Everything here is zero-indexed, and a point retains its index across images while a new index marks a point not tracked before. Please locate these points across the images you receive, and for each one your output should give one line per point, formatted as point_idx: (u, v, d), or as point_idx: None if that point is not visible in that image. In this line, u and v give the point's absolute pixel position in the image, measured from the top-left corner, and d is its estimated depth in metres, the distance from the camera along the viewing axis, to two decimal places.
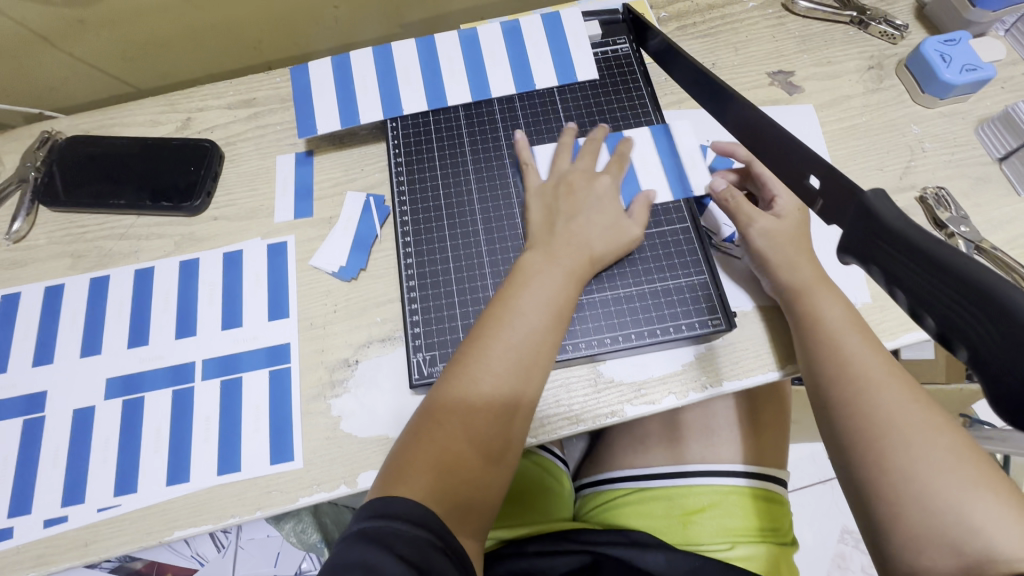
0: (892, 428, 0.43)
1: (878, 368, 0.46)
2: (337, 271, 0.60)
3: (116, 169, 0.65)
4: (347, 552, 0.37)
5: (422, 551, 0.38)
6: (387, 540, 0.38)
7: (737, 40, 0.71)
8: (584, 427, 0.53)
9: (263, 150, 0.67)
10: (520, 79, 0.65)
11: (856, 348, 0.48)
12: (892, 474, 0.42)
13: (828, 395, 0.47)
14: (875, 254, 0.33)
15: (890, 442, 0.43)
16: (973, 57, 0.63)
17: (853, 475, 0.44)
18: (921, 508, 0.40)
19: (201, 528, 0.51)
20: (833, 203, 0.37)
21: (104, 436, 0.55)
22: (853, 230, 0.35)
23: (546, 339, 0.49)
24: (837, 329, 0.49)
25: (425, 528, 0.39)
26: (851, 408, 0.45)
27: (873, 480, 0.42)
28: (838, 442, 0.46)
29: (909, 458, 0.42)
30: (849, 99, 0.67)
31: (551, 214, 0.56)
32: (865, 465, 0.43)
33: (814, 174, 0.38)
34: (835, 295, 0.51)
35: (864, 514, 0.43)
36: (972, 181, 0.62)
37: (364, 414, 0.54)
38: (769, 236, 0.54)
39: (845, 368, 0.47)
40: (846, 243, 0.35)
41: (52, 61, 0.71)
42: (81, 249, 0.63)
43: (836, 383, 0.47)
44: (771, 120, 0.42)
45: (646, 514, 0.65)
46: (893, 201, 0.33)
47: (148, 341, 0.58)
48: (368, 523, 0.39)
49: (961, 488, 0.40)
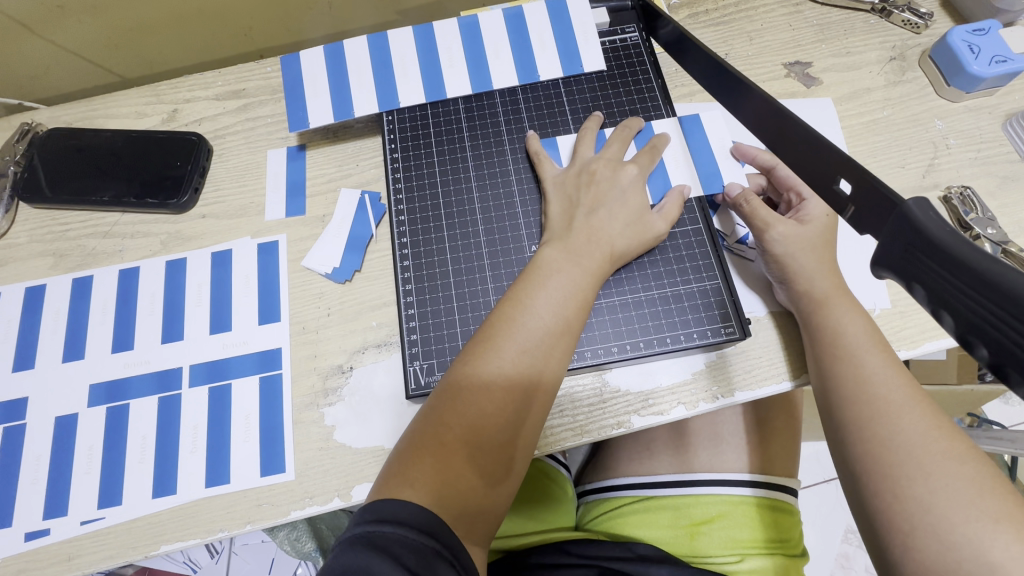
0: (909, 456, 0.40)
1: (898, 388, 0.44)
2: (330, 273, 0.57)
3: (99, 164, 0.62)
4: (348, 558, 0.35)
5: (428, 561, 0.35)
6: (392, 548, 0.35)
7: (752, 29, 0.67)
8: (589, 439, 0.50)
9: (253, 144, 0.64)
10: (522, 69, 0.62)
11: (877, 366, 0.45)
12: (906, 503, 0.39)
13: (844, 415, 0.45)
14: (916, 270, 0.31)
15: (906, 470, 0.40)
16: (1003, 47, 0.59)
17: (866, 503, 0.41)
18: (937, 541, 0.37)
19: (189, 542, 0.49)
20: (870, 211, 0.35)
21: (87, 446, 0.52)
22: (893, 243, 0.32)
23: (560, 340, 0.47)
24: (856, 344, 0.47)
25: (433, 538, 0.37)
26: (869, 431, 0.43)
27: (886, 510, 0.40)
28: (852, 464, 0.43)
29: (927, 486, 0.39)
30: (870, 92, 0.64)
31: (571, 206, 0.54)
32: (878, 491, 0.41)
33: (845, 178, 0.36)
34: (856, 309, 0.49)
35: (876, 543, 0.41)
36: (998, 179, 0.59)
37: (359, 424, 0.52)
38: (790, 241, 0.51)
39: (864, 388, 0.45)
40: (884, 257, 0.33)
41: (33, 49, 0.68)
42: (63, 248, 0.60)
43: (853, 403, 0.44)
44: (795, 115, 0.39)
45: (652, 524, 0.63)
46: (938, 211, 0.30)
47: (134, 345, 0.56)
48: (371, 526, 0.36)
49: (983, 521, 0.37)
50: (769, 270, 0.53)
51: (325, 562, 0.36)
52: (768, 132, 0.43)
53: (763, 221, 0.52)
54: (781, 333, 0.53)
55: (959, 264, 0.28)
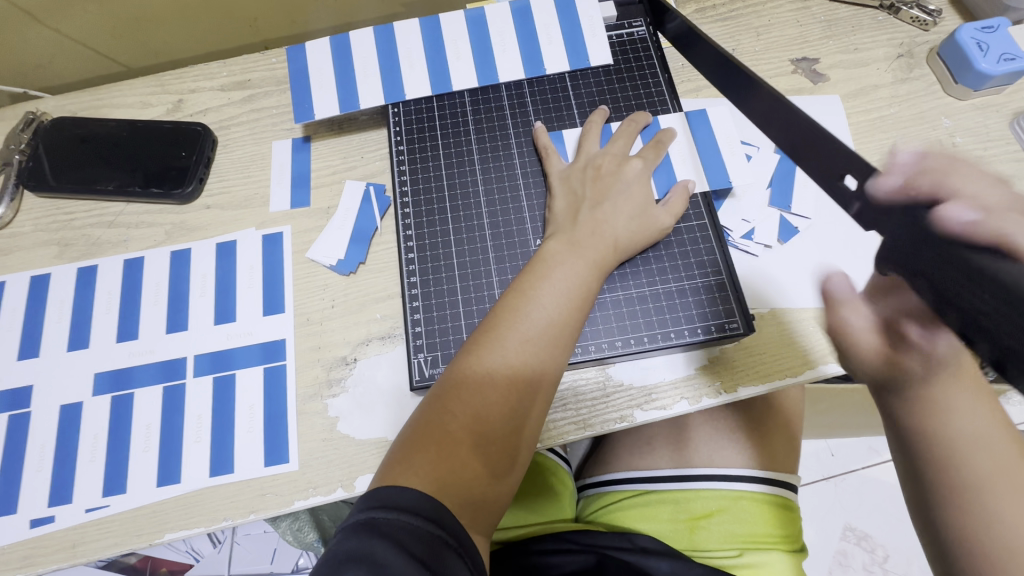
0: (981, 485, 0.39)
1: (973, 397, 0.40)
2: (334, 265, 0.57)
3: (104, 153, 0.62)
4: (352, 544, 0.35)
5: (434, 549, 0.36)
6: (397, 535, 0.35)
7: (759, 24, 0.67)
8: (591, 433, 0.50)
9: (258, 135, 0.64)
10: (529, 63, 0.61)
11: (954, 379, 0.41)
12: (975, 526, 0.39)
13: (918, 435, 0.41)
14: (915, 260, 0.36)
15: (977, 501, 0.39)
16: (1012, 45, 0.59)
17: (934, 516, 0.41)
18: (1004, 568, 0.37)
19: (193, 531, 0.49)
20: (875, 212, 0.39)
21: (93, 433, 0.53)
22: (898, 235, 0.37)
23: (563, 331, 0.47)
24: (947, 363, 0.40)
25: (440, 527, 0.37)
26: (940, 457, 0.40)
27: (955, 529, 0.40)
28: (921, 481, 0.41)
29: (996, 516, 0.38)
30: (877, 89, 0.63)
31: (576, 200, 0.54)
32: (950, 514, 0.40)
33: (852, 176, 0.40)
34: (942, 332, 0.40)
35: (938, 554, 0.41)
36: (1005, 178, 0.59)
37: (362, 414, 0.52)
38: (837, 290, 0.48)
39: (940, 408, 0.40)
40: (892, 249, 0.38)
41: (37, 37, 0.67)
42: (68, 237, 0.60)
43: (925, 423, 0.41)
44: (791, 105, 0.42)
45: (651, 518, 0.63)
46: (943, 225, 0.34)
47: (138, 335, 0.56)
48: (377, 513, 0.36)
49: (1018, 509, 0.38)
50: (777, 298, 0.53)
51: (327, 547, 0.36)
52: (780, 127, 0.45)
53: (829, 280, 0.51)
54: (783, 330, 0.53)
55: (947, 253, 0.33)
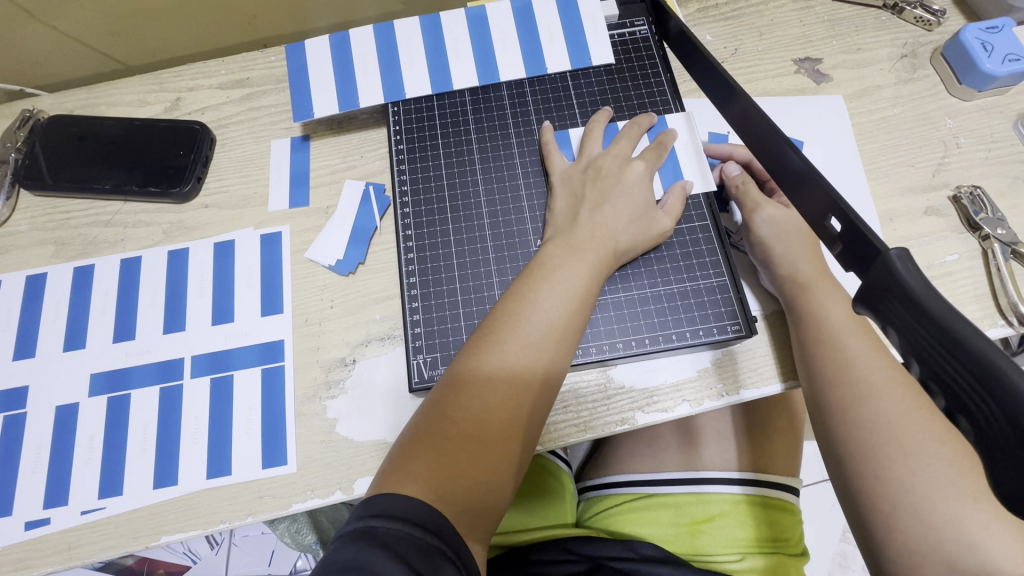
0: (890, 436, 0.44)
1: (879, 375, 0.47)
2: (334, 265, 0.57)
3: (102, 152, 0.62)
4: (349, 552, 0.34)
5: (432, 560, 0.35)
6: (395, 543, 0.35)
7: (762, 24, 0.67)
8: (592, 435, 0.50)
9: (256, 134, 0.64)
10: (530, 61, 0.61)
11: (859, 348, 0.48)
12: (888, 483, 0.43)
13: (831, 400, 0.47)
14: (888, 311, 0.31)
15: (889, 453, 0.44)
16: (1016, 46, 0.59)
17: (851, 483, 0.45)
18: (918, 519, 0.42)
19: (189, 534, 0.48)
20: (857, 252, 0.35)
21: (88, 434, 0.52)
22: (873, 283, 0.33)
23: (563, 336, 0.46)
24: (840, 328, 0.49)
25: (438, 537, 0.37)
26: (849, 419, 0.46)
27: (871, 494, 0.44)
28: (834, 444, 0.47)
29: (908, 469, 0.43)
30: (880, 89, 0.63)
31: (577, 202, 0.53)
32: (859, 472, 0.45)
33: (836, 216, 0.37)
34: (837, 291, 0.51)
35: (862, 528, 0.45)
36: (1008, 180, 0.58)
37: (361, 417, 0.52)
38: (775, 225, 0.53)
39: (846, 371, 0.47)
40: (864, 293, 0.33)
41: (35, 35, 0.67)
42: (65, 236, 0.60)
43: (837, 387, 0.47)
44: (771, 121, 0.42)
45: (653, 522, 0.63)
46: (917, 265, 0.31)
47: (135, 335, 0.55)
48: (376, 522, 0.36)
49: (962, 500, 0.42)
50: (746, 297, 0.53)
51: (327, 553, 0.35)
52: (752, 147, 0.46)
53: (753, 203, 0.55)
54: (782, 333, 0.53)
55: (924, 311, 0.29)
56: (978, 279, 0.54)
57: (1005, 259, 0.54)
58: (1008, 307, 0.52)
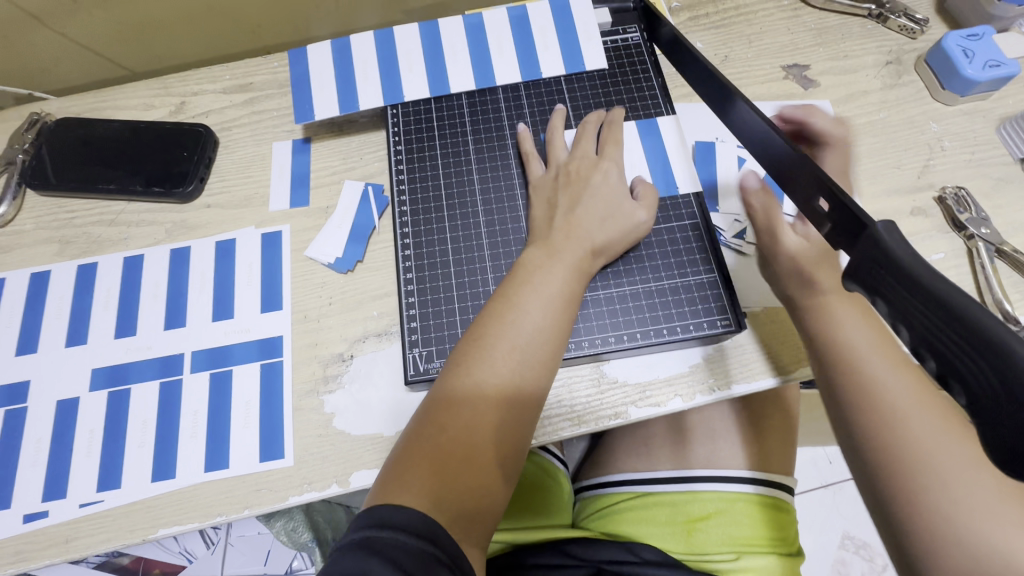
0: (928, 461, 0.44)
1: (910, 393, 0.46)
2: (333, 263, 0.58)
3: (107, 154, 0.63)
4: (347, 562, 0.34)
5: (429, 568, 0.35)
6: (391, 552, 0.35)
7: (751, 32, 0.69)
8: (586, 429, 0.51)
9: (259, 136, 0.65)
10: (526, 66, 0.63)
11: (879, 368, 0.47)
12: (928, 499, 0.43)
13: (865, 421, 0.47)
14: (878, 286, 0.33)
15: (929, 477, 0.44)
16: (996, 52, 0.61)
17: (886, 504, 0.45)
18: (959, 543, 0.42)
19: (186, 526, 0.49)
20: (842, 228, 0.37)
21: (88, 428, 0.53)
22: (862, 262, 0.34)
23: (550, 337, 0.47)
24: (860, 356, 0.48)
25: (434, 544, 0.36)
26: (881, 439, 0.46)
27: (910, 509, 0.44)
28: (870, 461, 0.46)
29: (948, 494, 0.43)
30: (866, 94, 0.65)
31: (552, 205, 0.54)
32: (900, 492, 0.44)
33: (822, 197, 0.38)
34: (857, 316, 0.50)
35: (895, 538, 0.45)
36: (993, 181, 0.60)
37: (358, 410, 0.52)
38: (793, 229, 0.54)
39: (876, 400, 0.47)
40: (855, 272, 0.35)
41: (44, 41, 0.69)
42: (68, 235, 0.61)
43: (866, 412, 0.47)
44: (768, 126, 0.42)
45: (648, 521, 0.63)
46: (901, 235, 0.33)
47: (136, 331, 0.56)
48: (372, 531, 0.36)
49: None
50: (750, 327, 0.54)
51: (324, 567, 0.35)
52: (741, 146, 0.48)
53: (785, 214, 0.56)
54: (778, 332, 0.53)
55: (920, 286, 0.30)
56: (964, 277, 0.55)
57: (991, 258, 0.55)
58: (993, 304, 0.53)
